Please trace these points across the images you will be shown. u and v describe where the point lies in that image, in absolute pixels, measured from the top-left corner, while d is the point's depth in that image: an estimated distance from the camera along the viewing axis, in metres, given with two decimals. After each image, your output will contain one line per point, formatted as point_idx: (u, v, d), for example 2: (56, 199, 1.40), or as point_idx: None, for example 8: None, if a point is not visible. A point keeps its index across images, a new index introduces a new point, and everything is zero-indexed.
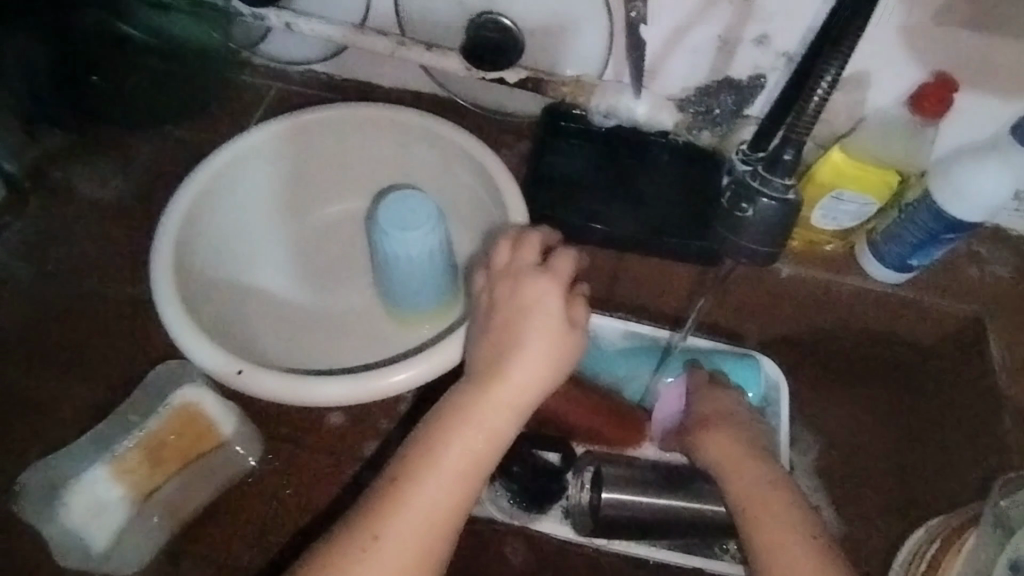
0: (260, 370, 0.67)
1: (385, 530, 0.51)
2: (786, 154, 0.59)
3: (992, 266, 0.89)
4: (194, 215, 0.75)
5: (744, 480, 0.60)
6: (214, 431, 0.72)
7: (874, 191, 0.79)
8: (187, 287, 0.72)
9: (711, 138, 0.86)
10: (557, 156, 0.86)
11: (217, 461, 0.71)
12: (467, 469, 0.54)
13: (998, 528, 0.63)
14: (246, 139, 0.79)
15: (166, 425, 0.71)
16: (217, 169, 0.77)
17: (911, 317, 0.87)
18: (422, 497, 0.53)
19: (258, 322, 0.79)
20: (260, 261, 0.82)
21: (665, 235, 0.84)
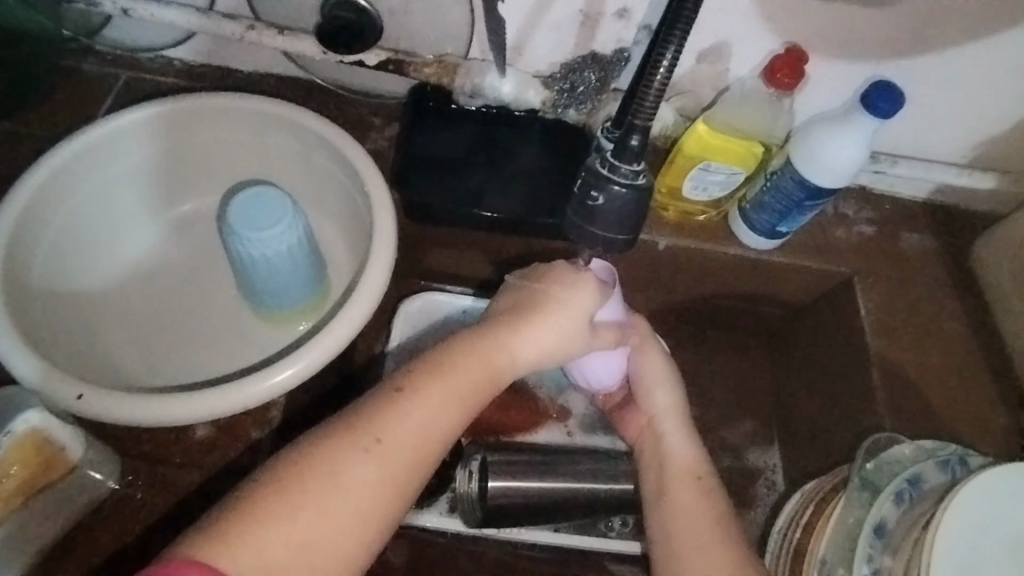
0: (102, 390, 0.62)
1: (389, 436, 0.55)
2: (632, 140, 0.61)
3: (858, 226, 0.91)
4: (27, 222, 0.69)
5: (675, 455, 0.66)
6: (62, 457, 0.64)
7: (740, 161, 0.79)
8: (19, 305, 0.66)
9: (577, 116, 0.84)
10: (425, 138, 0.83)
11: (68, 486, 0.66)
12: (464, 389, 0.60)
13: (864, 489, 0.68)
14: (82, 136, 0.72)
15: (7, 458, 0.59)
16: (53, 168, 0.70)
17: (788, 279, 0.90)
18: (421, 404, 0.58)
19: (108, 335, 0.74)
20: (106, 269, 0.77)
21: (539, 214, 0.81)
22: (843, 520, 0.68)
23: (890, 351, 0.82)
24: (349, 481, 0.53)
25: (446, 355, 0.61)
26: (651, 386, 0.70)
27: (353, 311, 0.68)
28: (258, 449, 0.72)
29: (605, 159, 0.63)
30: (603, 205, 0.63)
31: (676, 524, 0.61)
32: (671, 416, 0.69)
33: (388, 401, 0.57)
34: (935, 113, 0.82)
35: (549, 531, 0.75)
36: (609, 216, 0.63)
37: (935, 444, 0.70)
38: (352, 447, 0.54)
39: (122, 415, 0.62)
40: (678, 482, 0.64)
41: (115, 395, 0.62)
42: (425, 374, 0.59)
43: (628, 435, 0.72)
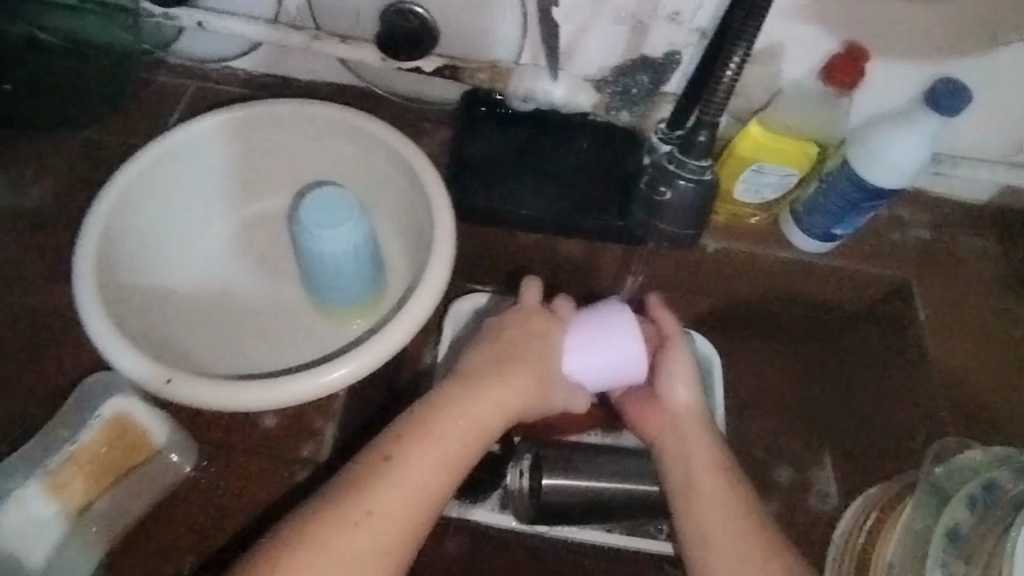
0: (186, 377, 0.65)
1: (377, 505, 0.55)
2: (698, 136, 0.63)
3: (917, 230, 0.91)
4: (114, 219, 0.73)
5: (699, 458, 0.64)
6: (146, 440, 0.69)
7: (795, 163, 0.79)
8: (109, 296, 0.70)
9: (631, 117, 0.85)
10: (478, 142, 0.85)
11: (155, 469, 0.69)
12: (454, 445, 0.58)
13: (933, 494, 0.66)
14: (164, 138, 0.76)
15: (98, 436, 0.68)
16: (136, 169, 0.74)
17: (840, 281, 0.89)
18: (410, 470, 0.57)
19: (185, 329, 0.77)
20: (182, 267, 0.81)
21: (590, 216, 0.83)
22: (913, 522, 0.66)
23: (942, 354, 0.86)
24: (336, 561, 0.53)
25: (429, 411, 0.60)
26: (672, 381, 0.67)
27: (418, 302, 0.70)
28: (323, 439, 0.74)
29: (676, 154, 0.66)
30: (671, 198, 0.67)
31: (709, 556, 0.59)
32: (694, 419, 0.66)
33: (374, 471, 0.56)
34: (996, 113, 0.81)
35: (601, 531, 0.76)
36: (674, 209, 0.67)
37: (1006, 451, 0.67)
38: (334, 525, 0.54)
39: (205, 398, 0.65)
40: (704, 508, 0.61)
41: (199, 382, 0.65)
42: (412, 436, 0.58)
43: (648, 433, 0.67)
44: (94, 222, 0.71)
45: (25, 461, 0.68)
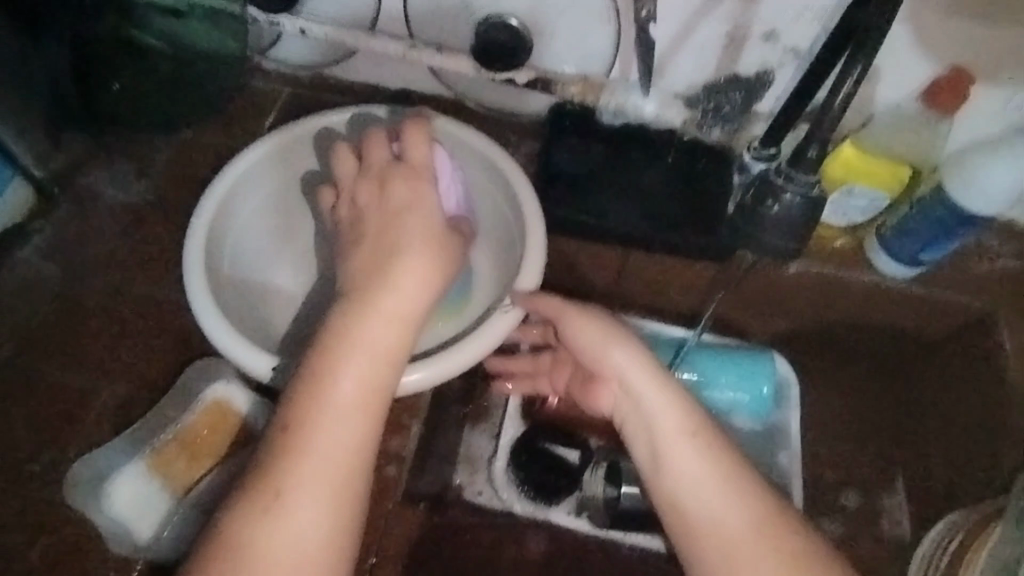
0: (286, 361, 0.67)
1: (291, 488, 0.47)
2: (810, 151, 0.62)
3: (1001, 260, 0.87)
4: (221, 215, 0.75)
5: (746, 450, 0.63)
6: (244, 424, 0.74)
7: (886, 186, 0.79)
8: (217, 288, 0.72)
9: (721, 134, 0.86)
10: (564, 153, 0.86)
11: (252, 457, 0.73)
12: (387, 322, 0.54)
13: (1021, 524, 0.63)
14: (269, 138, 0.78)
15: (200, 419, 0.74)
16: (243, 168, 0.76)
17: (924, 307, 0.87)
18: (337, 390, 0.50)
19: (284, 320, 0.80)
20: (281, 260, 0.83)
21: (673, 231, 0.84)
22: (997, 552, 0.64)
23: None
24: (292, 509, 0.47)
25: (351, 307, 0.54)
26: None
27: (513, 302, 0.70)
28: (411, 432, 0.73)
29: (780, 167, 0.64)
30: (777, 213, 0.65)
31: (701, 543, 0.50)
32: None
33: (306, 401, 0.50)
34: None
35: (676, 541, 0.75)
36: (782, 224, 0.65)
37: None
38: (274, 455, 0.48)
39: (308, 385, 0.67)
40: (702, 507, 0.51)
41: (301, 366, 0.66)
42: (329, 363, 0.51)
43: None
44: (204, 215, 0.73)
45: (133, 440, 0.73)
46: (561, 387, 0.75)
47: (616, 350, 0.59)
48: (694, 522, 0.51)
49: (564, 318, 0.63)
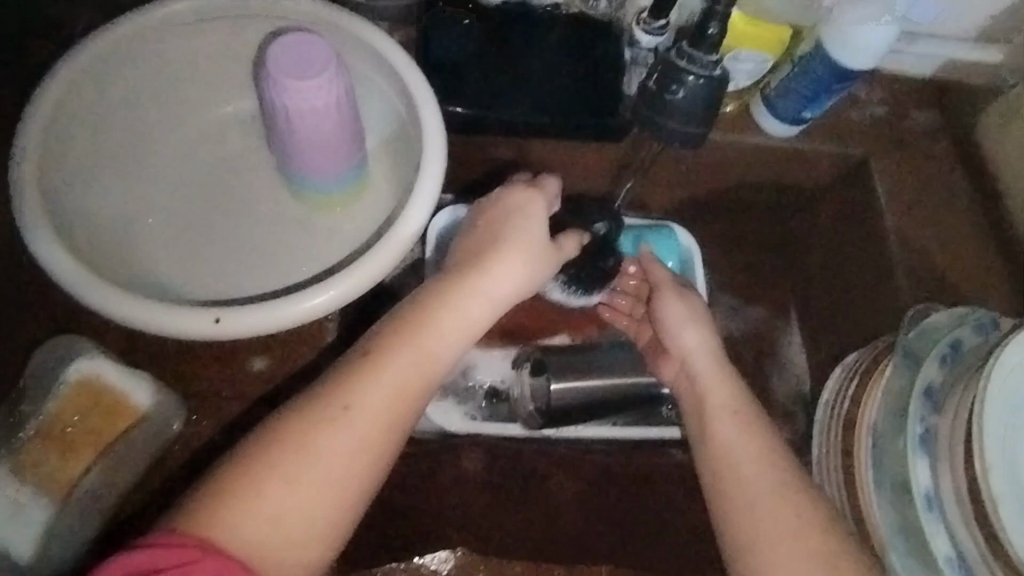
0: (142, 299, 0.59)
1: (354, 399, 0.52)
2: (710, 28, 0.58)
3: (870, 108, 0.92)
4: (51, 144, 0.63)
5: (716, 401, 0.66)
6: (123, 405, 0.68)
7: (769, 48, 0.79)
8: (66, 231, 0.62)
9: (606, 7, 0.81)
10: (446, 42, 0.80)
11: (142, 438, 0.68)
12: (459, 326, 0.58)
13: (908, 357, 0.73)
14: (96, 43, 0.66)
15: (65, 406, 0.68)
16: (67, 83, 0.64)
17: (805, 163, 0.91)
18: (427, 346, 0.56)
19: (154, 257, 0.71)
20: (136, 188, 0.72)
21: (570, 115, 0.80)
22: (891, 387, 0.73)
23: (907, 228, 0.87)
24: (345, 434, 0.51)
25: (462, 273, 0.60)
26: (671, 322, 0.72)
27: (418, 207, 0.66)
28: (310, 379, 0.73)
29: (681, 50, 0.59)
30: (679, 100, 0.60)
31: (731, 491, 0.60)
32: (710, 362, 0.69)
33: (398, 349, 0.55)
34: None
35: (608, 426, 0.78)
36: (683, 115, 0.60)
37: (966, 310, 0.75)
38: (346, 380, 0.52)
39: (198, 329, 0.59)
40: (739, 463, 0.61)
41: (165, 308, 0.59)
42: (420, 317, 0.57)
43: (664, 376, 0.73)
44: (33, 126, 0.62)
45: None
46: None
47: (686, 327, 0.71)
48: (725, 460, 0.62)
49: (661, 289, 0.74)
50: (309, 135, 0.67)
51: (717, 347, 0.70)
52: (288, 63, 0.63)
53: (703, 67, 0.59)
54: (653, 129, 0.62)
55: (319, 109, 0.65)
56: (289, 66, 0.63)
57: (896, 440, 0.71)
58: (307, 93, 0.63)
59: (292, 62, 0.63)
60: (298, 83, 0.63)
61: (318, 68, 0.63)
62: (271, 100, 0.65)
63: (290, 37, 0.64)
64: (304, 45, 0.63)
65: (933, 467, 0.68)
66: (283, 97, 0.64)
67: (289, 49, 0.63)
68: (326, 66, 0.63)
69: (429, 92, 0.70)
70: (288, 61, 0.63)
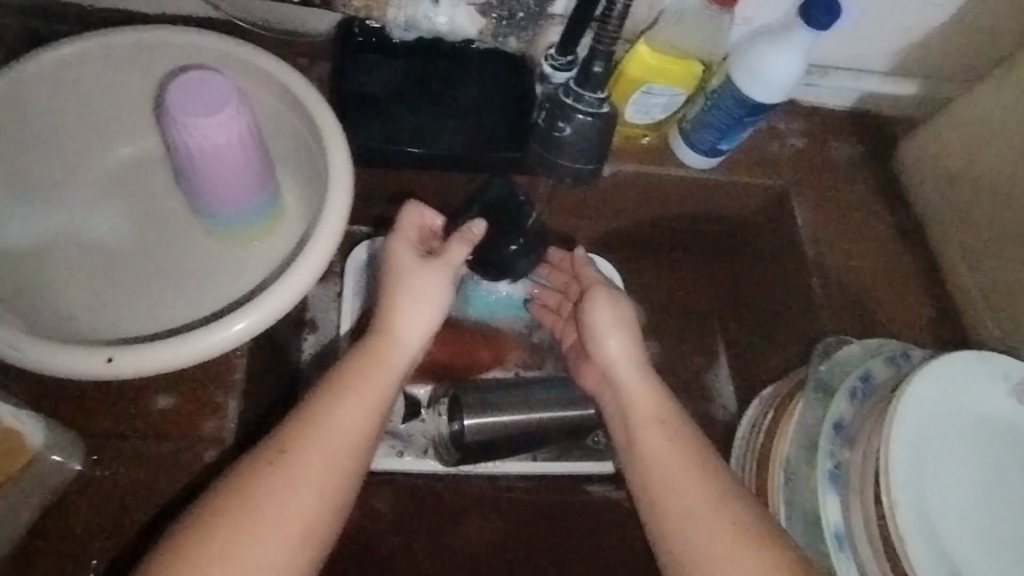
0: (30, 338, 0.58)
1: (281, 460, 0.54)
2: (595, 67, 0.65)
3: (790, 139, 0.93)
4: None
5: (638, 409, 0.64)
6: (8, 455, 0.58)
7: (682, 83, 0.80)
8: None
9: (519, 44, 0.82)
10: (361, 76, 0.80)
11: (37, 476, 0.60)
12: (370, 392, 0.59)
13: (821, 391, 0.73)
14: None
15: None
16: None
17: (728, 194, 0.92)
18: (340, 425, 0.56)
19: (56, 292, 0.70)
20: (39, 221, 0.72)
21: (486, 148, 0.80)
22: (803, 420, 0.73)
23: (827, 257, 0.87)
24: (273, 523, 0.52)
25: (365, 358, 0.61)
26: (600, 325, 0.69)
27: (321, 240, 0.66)
28: (219, 419, 0.66)
29: (570, 89, 0.68)
30: (569, 135, 0.69)
31: (663, 516, 0.57)
32: (630, 366, 0.67)
33: (310, 435, 0.55)
34: (867, 21, 0.85)
35: (528, 461, 0.79)
36: (575, 146, 0.70)
37: (880, 343, 0.76)
38: (257, 471, 0.53)
39: (84, 368, 0.58)
40: (665, 480, 0.59)
41: (54, 347, 0.58)
42: (328, 398, 0.57)
43: (587, 385, 0.72)
44: None
45: None
46: None
47: (612, 334, 0.69)
48: (650, 483, 0.60)
49: (594, 291, 0.71)
50: (213, 172, 0.66)
51: (641, 353, 0.68)
52: (187, 97, 0.62)
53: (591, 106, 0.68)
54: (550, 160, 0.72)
55: (222, 147, 0.64)
56: (185, 101, 0.62)
57: (806, 472, 0.71)
58: (209, 130, 0.62)
59: (190, 97, 0.62)
60: (199, 120, 0.61)
61: (220, 105, 0.62)
62: (174, 136, 0.64)
63: (192, 75, 0.63)
64: (206, 82, 0.62)
65: (843, 502, 0.68)
66: (184, 134, 0.62)
67: (190, 86, 0.62)
68: (228, 102, 0.62)
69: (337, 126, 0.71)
70: (187, 95, 0.62)
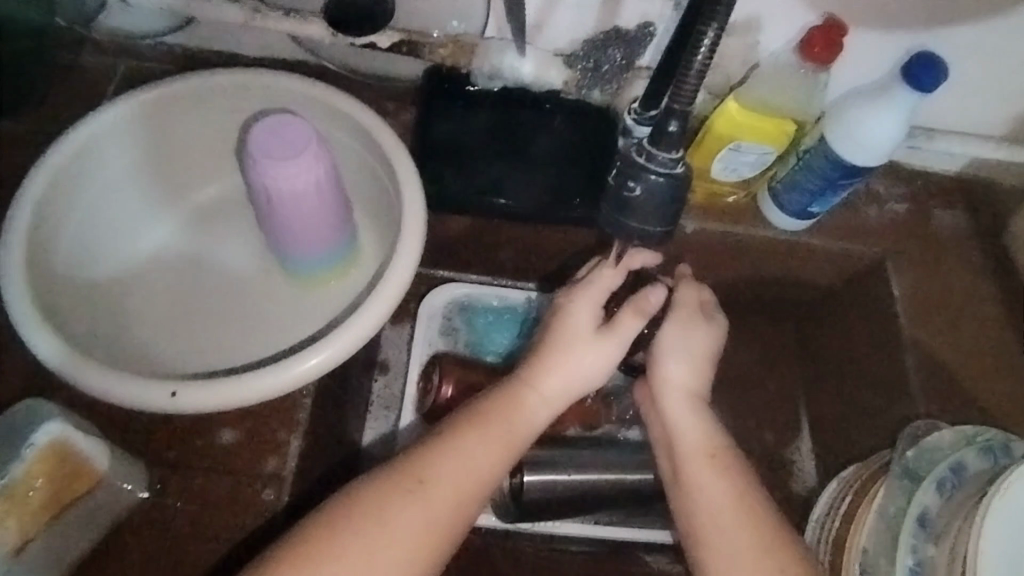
0: (104, 368, 0.59)
1: (409, 502, 0.55)
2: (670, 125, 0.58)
3: (890, 203, 0.88)
4: (46, 207, 0.66)
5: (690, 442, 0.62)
6: (89, 469, 0.60)
7: (773, 140, 0.76)
8: (45, 293, 0.63)
9: (602, 96, 0.81)
10: (443, 122, 0.80)
11: (102, 498, 0.61)
12: (508, 443, 0.59)
13: (906, 478, 0.67)
14: (101, 114, 0.69)
15: (31, 470, 0.57)
16: (69, 149, 0.68)
17: (817, 258, 0.87)
18: (473, 468, 0.57)
19: (134, 320, 0.71)
20: (127, 250, 0.74)
21: (562, 200, 0.79)
22: (885, 510, 0.66)
23: (926, 332, 0.81)
24: (390, 549, 0.53)
25: (506, 406, 0.61)
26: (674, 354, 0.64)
27: (389, 285, 0.65)
28: (279, 452, 0.67)
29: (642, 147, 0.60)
30: (640, 196, 0.61)
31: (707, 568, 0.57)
32: (692, 409, 0.63)
33: (447, 469, 0.56)
34: (981, 83, 0.79)
35: (587, 524, 0.75)
36: (647, 208, 0.61)
37: (974, 429, 0.68)
38: (392, 494, 0.55)
39: (147, 401, 0.59)
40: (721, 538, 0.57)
41: (126, 378, 0.59)
42: (468, 440, 0.58)
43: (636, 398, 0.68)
44: (32, 189, 0.65)
45: None
46: (452, 378, 0.77)
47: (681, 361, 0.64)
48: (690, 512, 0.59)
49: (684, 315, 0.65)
50: (291, 215, 0.66)
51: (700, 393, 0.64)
52: (278, 145, 0.63)
53: (666, 165, 0.60)
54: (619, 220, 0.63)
55: (299, 190, 0.64)
56: (274, 147, 0.63)
57: (887, 569, 0.64)
58: (287, 174, 0.63)
59: (281, 144, 0.63)
60: (278, 165, 0.63)
61: (298, 150, 0.63)
62: (253, 180, 0.65)
63: (272, 120, 0.64)
64: (284, 126, 0.64)
65: None
66: (264, 178, 0.63)
67: (269, 131, 0.63)
68: (306, 154, 0.63)
69: (415, 173, 0.71)
70: (277, 143, 0.63)
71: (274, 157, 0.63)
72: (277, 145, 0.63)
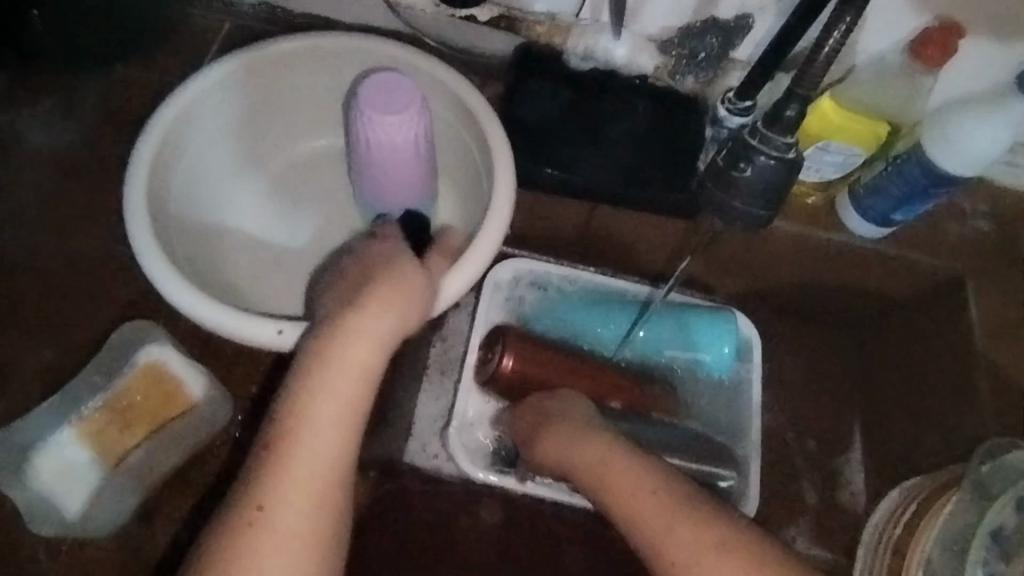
0: (217, 304, 0.63)
1: (271, 500, 0.50)
2: (787, 111, 0.59)
3: (973, 220, 0.86)
4: (166, 152, 0.69)
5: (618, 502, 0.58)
6: (181, 391, 0.72)
7: (864, 142, 0.76)
8: (163, 229, 0.67)
9: (694, 83, 0.82)
10: (528, 100, 0.81)
11: (190, 421, 0.71)
12: (337, 432, 0.53)
13: (977, 493, 0.65)
14: (220, 66, 0.72)
15: (130, 385, 0.71)
16: (189, 98, 0.70)
17: (893, 270, 0.86)
18: (307, 460, 0.52)
19: (231, 263, 0.75)
20: (229, 198, 0.78)
21: (641, 186, 0.80)
22: (953, 521, 0.66)
23: None
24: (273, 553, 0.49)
25: (298, 393, 0.53)
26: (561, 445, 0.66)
27: (481, 246, 0.67)
28: None
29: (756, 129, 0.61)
30: (747, 177, 0.62)
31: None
32: (609, 461, 0.61)
33: (277, 472, 0.51)
34: None
35: None
36: (756, 189, 0.62)
37: None
38: (242, 509, 0.50)
39: (252, 333, 0.63)
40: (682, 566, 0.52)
41: (235, 313, 0.63)
42: (299, 434, 0.52)
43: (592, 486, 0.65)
44: (155, 131, 0.68)
45: (62, 404, 0.70)
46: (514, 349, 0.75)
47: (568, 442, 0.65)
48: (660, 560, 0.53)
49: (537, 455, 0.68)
50: (386, 169, 0.69)
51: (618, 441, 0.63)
52: (385, 99, 0.65)
53: (777, 148, 0.61)
54: (722, 197, 0.63)
55: (399, 145, 0.67)
56: (380, 101, 0.65)
57: None
58: (390, 127, 0.65)
59: (388, 99, 0.65)
60: (380, 119, 0.65)
61: (402, 107, 0.65)
62: (356, 130, 0.67)
63: (381, 75, 0.66)
64: (393, 83, 0.66)
65: None
66: (366, 130, 0.66)
67: (379, 86, 0.66)
68: (409, 111, 0.65)
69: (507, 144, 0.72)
70: (383, 98, 0.65)
71: (378, 110, 0.65)
72: (384, 100, 0.65)
